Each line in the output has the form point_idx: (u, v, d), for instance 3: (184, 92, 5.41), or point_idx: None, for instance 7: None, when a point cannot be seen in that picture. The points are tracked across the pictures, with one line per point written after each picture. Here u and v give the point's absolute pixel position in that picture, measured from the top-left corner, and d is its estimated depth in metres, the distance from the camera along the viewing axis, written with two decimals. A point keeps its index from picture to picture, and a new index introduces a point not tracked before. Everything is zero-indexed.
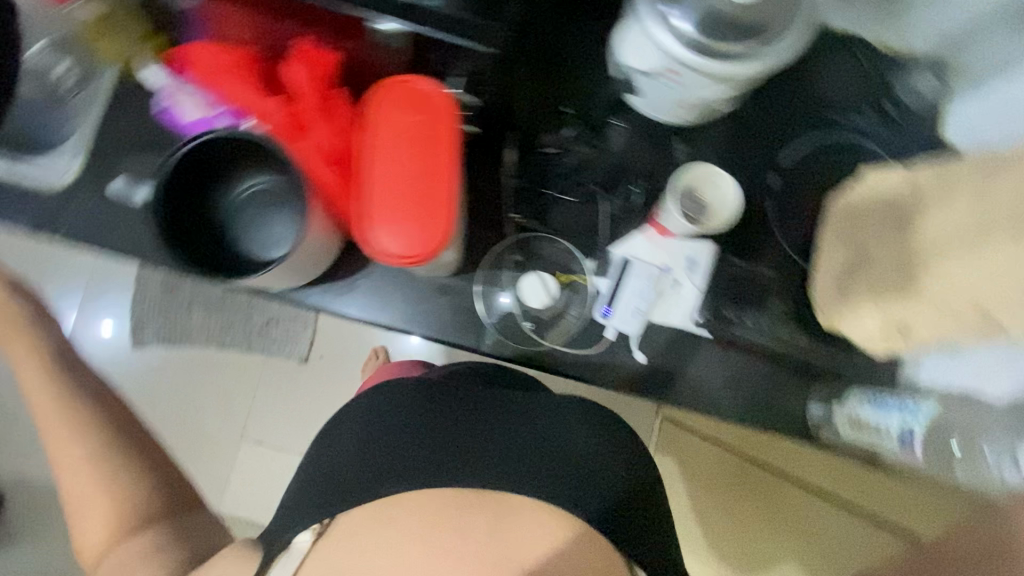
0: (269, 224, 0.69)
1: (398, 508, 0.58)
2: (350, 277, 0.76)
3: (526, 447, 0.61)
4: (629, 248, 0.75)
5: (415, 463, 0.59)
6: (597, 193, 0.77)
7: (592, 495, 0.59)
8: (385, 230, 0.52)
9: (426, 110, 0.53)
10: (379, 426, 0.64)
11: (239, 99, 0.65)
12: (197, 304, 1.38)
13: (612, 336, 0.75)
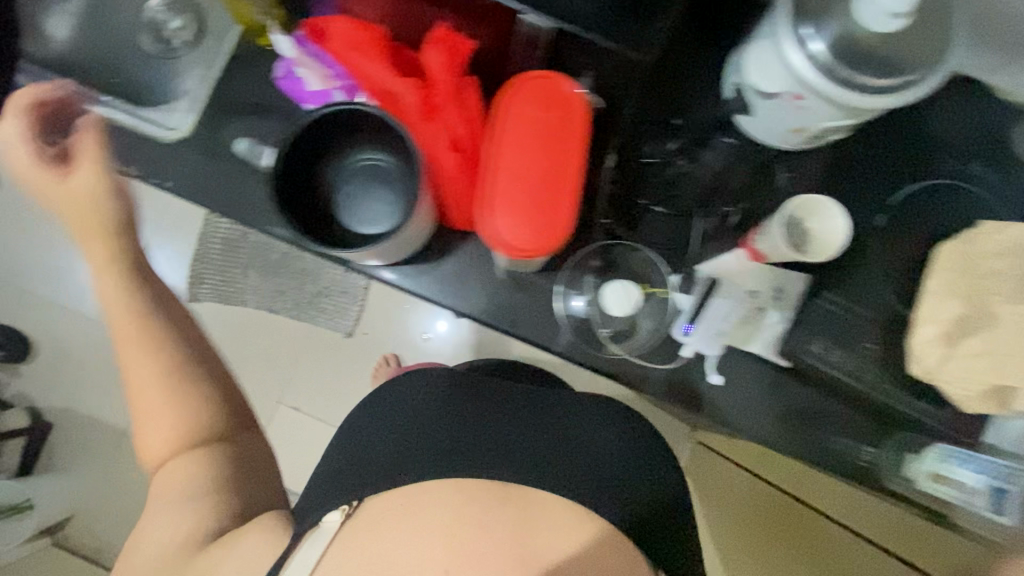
0: (372, 204, 0.71)
1: (434, 492, 0.63)
2: (434, 260, 0.78)
3: (547, 447, 0.68)
4: (717, 268, 0.73)
5: (443, 449, 0.68)
6: (692, 209, 0.76)
7: (605, 492, 0.67)
8: (502, 222, 0.53)
9: (561, 113, 0.54)
10: (413, 414, 0.74)
11: (370, 77, 0.68)
12: (255, 266, 1.43)
13: (689, 355, 0.74)
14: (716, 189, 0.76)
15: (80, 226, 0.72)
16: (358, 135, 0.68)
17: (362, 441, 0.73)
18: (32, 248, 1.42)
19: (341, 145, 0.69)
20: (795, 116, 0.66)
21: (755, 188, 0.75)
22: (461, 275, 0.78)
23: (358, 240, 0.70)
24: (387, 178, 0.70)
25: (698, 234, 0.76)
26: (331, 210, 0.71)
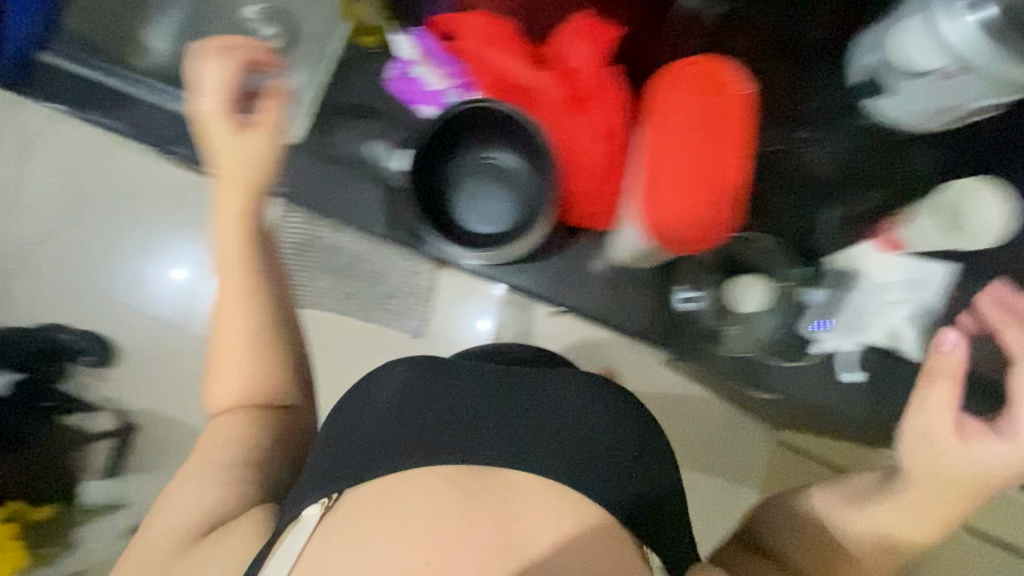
0: (494, 203, 0.69)
1: (406, 483, 0.54)
2: (552, 262, 0.77)
3: (554, 438, 0.57)
4: (850, 259, 0.69)
5: (418, 434, 0.57)
6: (824, 198, 0.72)
7: (599, 476, 0.56)
8: (657, 215, 0.53)
9: (719, 101, 0.52)
10: (372, 408, 0.61)
11: (505, 69, 0.68)
12: (321, 269, 1.34)
13: (822, 351, 0.70)
14: (846, 176, 0.71)
15: (225, 180, 0.66)
16: (494, 130, 0.67)
17: (353, 423, 0.60)
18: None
19: (477, 138, 0.68)
20: (946, 95, 0.60)
21: (892, 173, 0.70)
22: (573, 274, 0.77)
23: (474, 236, 0.69)
24: (516, 179, 0.69)
25: (826, 225, 0.71)
26: (452, 203, 0.69)
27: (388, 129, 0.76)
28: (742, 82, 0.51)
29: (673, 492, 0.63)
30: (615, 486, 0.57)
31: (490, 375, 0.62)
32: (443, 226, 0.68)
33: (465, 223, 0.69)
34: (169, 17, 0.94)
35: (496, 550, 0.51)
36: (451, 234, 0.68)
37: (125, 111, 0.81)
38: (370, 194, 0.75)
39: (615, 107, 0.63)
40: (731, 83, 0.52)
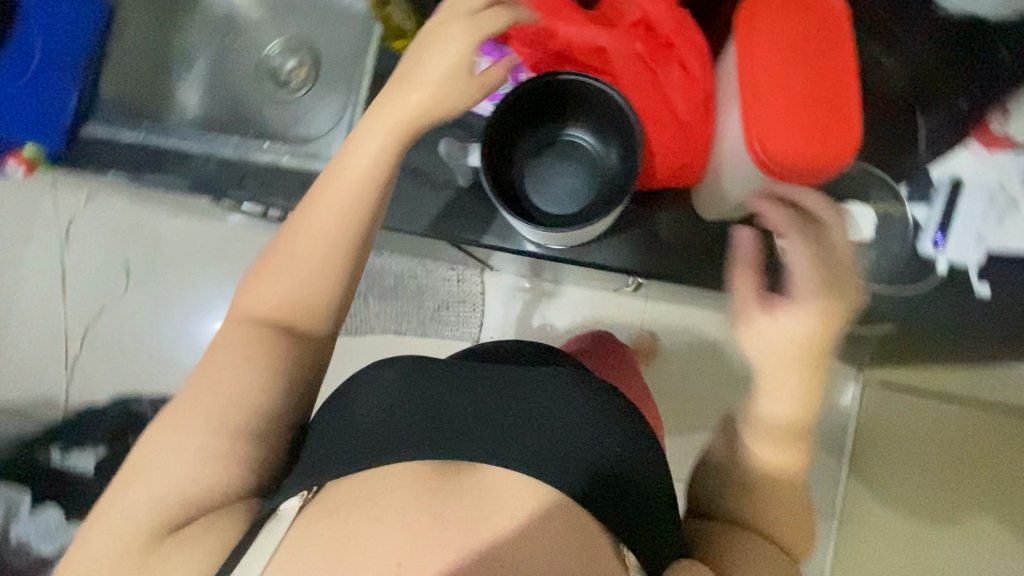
0: (568, 184, 0.67)
1: (388, 475, 0.45)
2: (626, 230, 0.71)
3: (548, 440, 0.46)
4: (953, 167, 0.66)
5: (406, 431, 0.47)
6: (914, 110, 0.68)
7: (592, 479, 0.46)
8: (781, 149, 0.50)
9: (821, 26, 0.51)
10: (363, 410, 0.49)
11: (573, 34, 0.62)
12: (371, 293, 1.35)
13: (944, 269, 0.66)
14: (932, 79, 0.67)
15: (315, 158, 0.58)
16: (574, 107, 0.65)
17: (341, 420, 0.50)
18: (165, 318, 1.42)
19: (555, 116, 0.66)
20: None
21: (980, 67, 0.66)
22: (664, 242, 0.70)
23: (543, 215, 0.66)
24: (596, 161, 0.67)
25: (920, 132, 0.68)
26: (523, 183, 0.67)
27: (445, 130, 0.74)
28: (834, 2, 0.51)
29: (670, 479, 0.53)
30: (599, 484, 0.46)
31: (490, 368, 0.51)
32: (513, 204, 0.65)
33: (534, 202, 0.66)
34: (195, 66, 0.97)
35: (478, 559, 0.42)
36: (519, 212, 0.65)
37: (179, 165, 0.81)
38: (438, 198, 0.73)
39: (700, 52, 0.61)
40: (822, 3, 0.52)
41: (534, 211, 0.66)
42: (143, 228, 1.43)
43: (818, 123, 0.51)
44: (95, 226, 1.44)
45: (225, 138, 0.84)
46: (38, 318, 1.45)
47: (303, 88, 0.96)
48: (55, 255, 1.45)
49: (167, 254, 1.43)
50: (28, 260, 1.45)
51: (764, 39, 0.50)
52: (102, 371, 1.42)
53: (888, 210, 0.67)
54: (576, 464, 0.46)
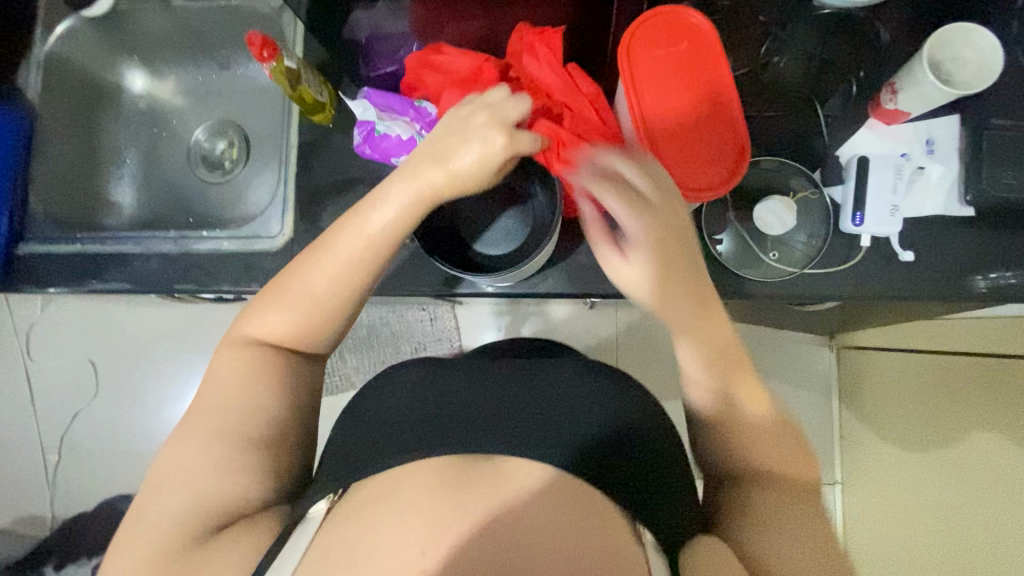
0: (504, 231, 0.69)
1: (402, 475, 0.48)
2: (571, 257, 0.73)
3: (536, 416, 0.54)
4: (856, 146, 0.70)
5: (423, 427, 0.53)
6: (812, 97, 0.71)
7: (578, 447, 0.51)
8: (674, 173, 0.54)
9: (699, 45, 0.54)
10: (393, 412, 0.57)
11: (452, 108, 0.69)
12: (347, 349, 1.35)
13: (870, 243, 0.69)
14: (822, 65, 0.71)
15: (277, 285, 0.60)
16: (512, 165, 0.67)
17: (353, 449, 0.55)
18: (143, 414, 1.39)
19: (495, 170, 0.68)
20: None
21: (862, 50, 0.70)
22: (604, 261, 0.72)
23: (481, 261, 0.68)
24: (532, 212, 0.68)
25: (822, 121, 0.71)
26: (465, 231, 0.69)
27: None
28: (706, 22, 0.52)
29: (659, 457, 0.58)
30: (596, 460, 0.51)
31: (479, 373, 0.60)
32: (449, 253, 0.68)
33: (474, 248, 0.69)
34: (127, 167, 0.97)
35: (492, 534, 0.43)
36: (457, 261, 0.68)
37: (122, 269, 0.81)
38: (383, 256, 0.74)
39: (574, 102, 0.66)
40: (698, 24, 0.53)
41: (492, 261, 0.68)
42: (107, 326, 1.41)
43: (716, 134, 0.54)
44: (57, 334, 1.41)
45: (162, 235, 0.82)
46: (14, 437, 1.41)
47: (238, 167, 0.97)
48: (20, 370, 1.42)
49: (135, 348, 1.40)
50: None
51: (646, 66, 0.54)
52: (89, 480, 1.39)
53: (806, 195, 0.71)
54: (563, 433, 0.52)
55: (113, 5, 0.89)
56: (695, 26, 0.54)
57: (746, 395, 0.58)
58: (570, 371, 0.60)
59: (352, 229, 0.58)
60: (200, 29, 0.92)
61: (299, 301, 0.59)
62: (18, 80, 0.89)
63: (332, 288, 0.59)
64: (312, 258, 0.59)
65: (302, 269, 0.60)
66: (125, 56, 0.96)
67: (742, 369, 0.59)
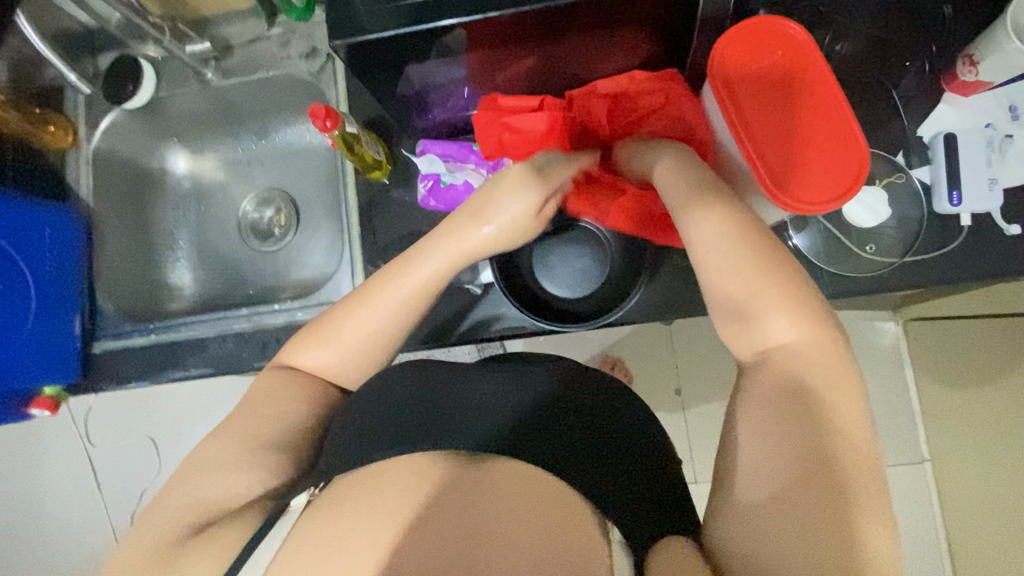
0: (579, 273, 0.70)
1: (390, 470, 0.47)
2: (652, 282, 0.70)
3: (529, 423, 0.53)
4: (936, 124, 0.68)
5: (421, 422, 0.52)
6: (883, 81, 0.69)
7: (568, 457, 0.51)
8: (799, 182, 0.55)
9: (793, 60, 0.57)
10: (377, 411, 0.55)
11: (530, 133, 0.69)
12: None
13: (969, 221, 0.66)
14: (890, 47, 0.68)
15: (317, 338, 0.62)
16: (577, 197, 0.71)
17: (339, 438, 0.54)
18: None
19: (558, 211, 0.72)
20: None
21: (930, 27, 0.68)
22: (691, 280, 0.69)
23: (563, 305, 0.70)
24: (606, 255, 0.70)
25: (897, 103, 0.69)
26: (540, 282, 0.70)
27: None
28: (801, 32, 0.55)
29: (654, 468, 0.59)
30: (574, 454, 0.52)
31: (457, 375, 0.60)
32: (526, 303, 0.68)
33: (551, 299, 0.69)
34: (180, 248, 0.97)
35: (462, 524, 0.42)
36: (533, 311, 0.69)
37: (198, 353, 0.80)
38: (459, 309, 0.73)
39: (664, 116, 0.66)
40: (789, 35, 0.57)
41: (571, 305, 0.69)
42: (163, 402, 1.39)
43: (823, 143, 0.56)
44: (114, 415, 1.40)
45: (233, 313, 0.82)
46: (83, 520, 1.41)
47: (289, 234, 0.96)
48: (81, 454, 1.41)
49: (193, 421, 1.39)
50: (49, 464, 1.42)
51: (739, 82, 0.57)
52: None
53: (890, 181, 0.68)
54: (558, 442, 0.52)
55: (153, 92, 0.88)
56: (787, 37, 0.57)
57: (810, 379, 0.47)
58: (551, 370, 0.60)
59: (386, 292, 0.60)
60: (238, 105, 0.91)
61: (330, 349, 0.62)
62: (68, 180, 0.89)
63: (365, 326, 0.60)
64: (361, 303, 0.61)
65: (344, 323, 0.61)
66: (167, 139, 0.95)
67: (768, 302, 0.50)
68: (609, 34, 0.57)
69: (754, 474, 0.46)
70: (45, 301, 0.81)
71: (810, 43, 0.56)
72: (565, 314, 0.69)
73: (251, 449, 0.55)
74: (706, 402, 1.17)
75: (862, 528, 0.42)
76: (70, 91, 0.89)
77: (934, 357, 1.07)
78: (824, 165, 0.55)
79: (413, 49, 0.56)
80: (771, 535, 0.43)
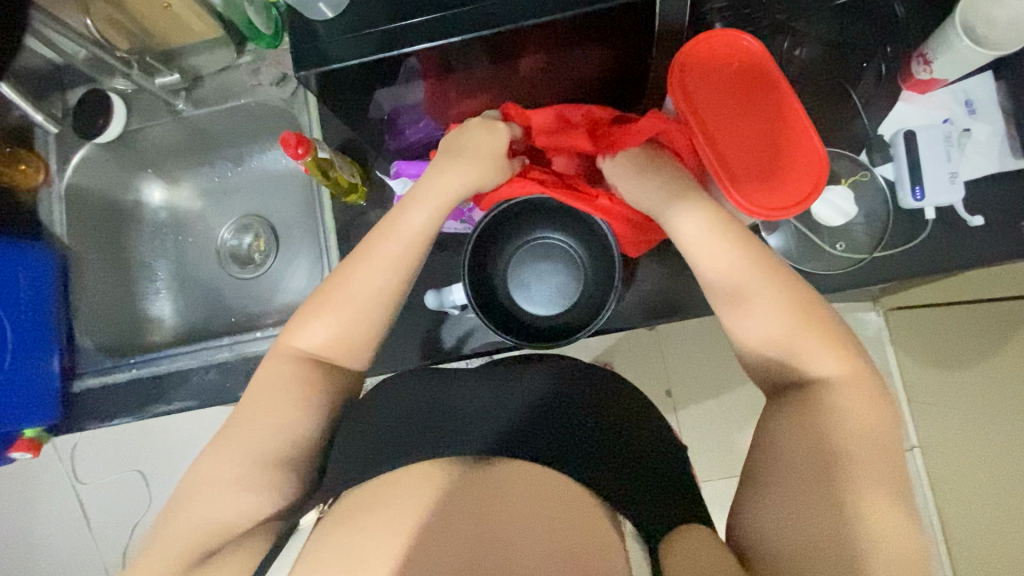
0: (552, 291, 0.69)
1: (392, 484, 0.51)
2: (633, 290, 0.71)
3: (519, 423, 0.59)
4: (896, 121, 0.70)
5: (420, 432, 0.58)
6: (843, 82, 0.71)
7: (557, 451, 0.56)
8: (763, 189, 0.57)
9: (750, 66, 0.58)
10: (383, 420, 0.61)
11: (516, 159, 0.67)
12: None
13: (934, 214, 0.67)
14: (846, 50, 0.70)
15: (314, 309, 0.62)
16: (551, 213, 0.69)
17: (352, 443, 0.59)
18: None
19: (530, 228, 0.70)
20: None
21: (884, 28, 0.70)
22: (671, 286, 0.70)
23: (536, 323, 0.68)
24: (580, 272, 0.69)
25: (857, 104, 0.71)
26: (512, 300, 0.69)
27: (434, 257, 0.75)
28: (756, 43, 0.57)
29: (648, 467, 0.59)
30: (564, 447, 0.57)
31: (453, 380, 0.65)
32: (502, 324, 0.67)
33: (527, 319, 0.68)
34: (161, 279, 0.97)
35: (476, 534, 0.45)
36: (509, 329, 0.67)
37: (183, 387, 0.80)
38: (443, 328, 0.74)
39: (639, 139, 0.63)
40: (743, 45, 0.58)
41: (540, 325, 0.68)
42: (153, 436, 1.37)
43: (788, 147, 0.58)
44: (103, 454, 1.38)
45: (215, 343, 0.81)
46: (76, 562, 1.38)
47: (269, 259, 0.96)
48: (72, 496, 1.38)
49: (184, 454, 1.36)
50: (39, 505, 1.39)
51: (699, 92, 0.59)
52: None
53: (856, 178, 0.71)
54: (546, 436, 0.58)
55: (124, 126, 0.88)
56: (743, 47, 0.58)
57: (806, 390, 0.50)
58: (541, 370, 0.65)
59: (366, 288, 0.61)
60: (212, 134, 0.91)
61: (339, 315, 0.61)
62: (41, 218, 0.88)
63: (347, 339, 0.61)
64: (344, 274, 0.61)
65: (324, 319, 0.61)
66: (141, 172, 0.95)
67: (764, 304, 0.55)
68: (586, 41, 0.55)
69: (776, 464, 0.50)
70: (21, 342, 0.80)
71: (762, 52, 0.58)
72: (540, 333, 0.68)
73: (241, 484, 0.54)
74: (697, 403, 1.18)
75: (867, 501, 0.45)
76: (40, 129, 0.88)
77: (918, 344, 1.09)
78: (787, 171, 0.58)
79: (378, 75, 0.57)
80: (784, 515, 0.47)
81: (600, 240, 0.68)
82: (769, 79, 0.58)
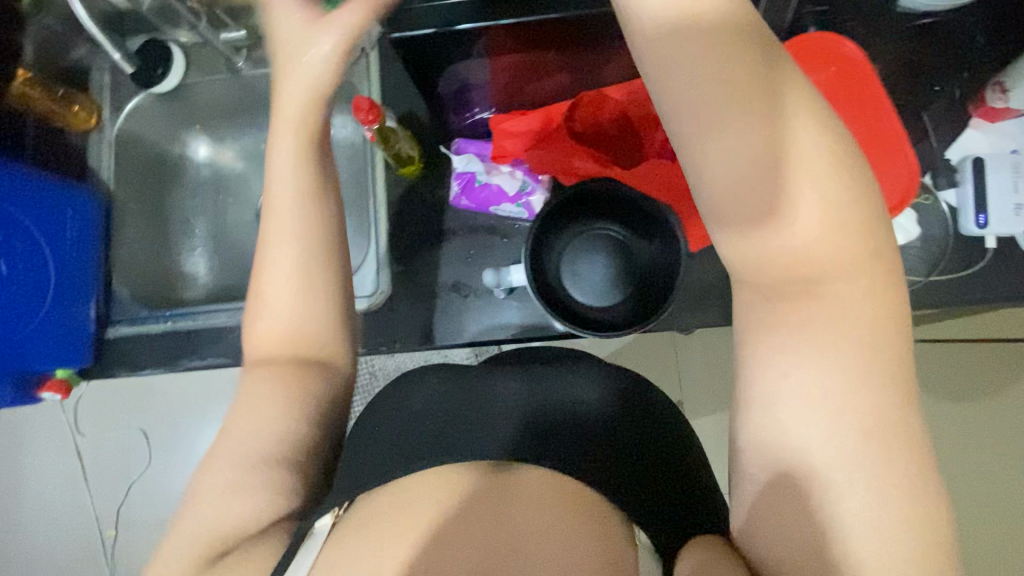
0: (603, 282, 0.69)
1: (410, 489, 0.49)
2: (685, 290, 0.70)
3: (548, 431, 0.53)
4: (964, 146, 0.70)
5: (426, 436, 0.54)
6: (916, 102, 0.71)
7: (586, 469, 0.51)
8: None
9: (824, 83, 0.62)
10: (399, 412, 0.57)
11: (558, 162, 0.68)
12: None
13: (994, 244, 0.67)
14: (923, 71, 0.70)
15: None
16: (609, 206, 0.68)
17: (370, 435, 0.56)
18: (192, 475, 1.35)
19: (589, 217, 0.69)
20: None
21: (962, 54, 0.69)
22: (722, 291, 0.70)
23: (591, 315, 0.68)
24: (633, 264, 0.69)
25: (926, 126, 0.71)
26: (564, 293, 0.69)
27: (479, 238, 0.74)
28: (856, 48, 0.60)
29: (683, 475, 0.57)
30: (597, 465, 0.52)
31: (477, 374, 0.60)
32: (557, 309, 0.67)
33: (580, 308, 0.68)
34: (198, 237, 0.95)
35: (484, 542, 0.45)
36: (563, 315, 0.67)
37: (216, 343, 0.79)
38: (488, 309, 0.73)
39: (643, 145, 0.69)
40: (841, 51, 0.61)
41: (594, 316, 0.67)
42: (160, 394, 1.36)
43: (877, 151, 0.61)
44: (109, 406, 1.37)
45: None
46: (68, 508, 1.37)
47: None
48: (71, 443, 1.38)
49: (190, 415, 1.35)
50: (39, 447, 1.38)
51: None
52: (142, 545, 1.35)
53: (918, 202, 0.70)
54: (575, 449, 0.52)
55: (181, 79, 0.88)
56: (843, 55, 0.61)
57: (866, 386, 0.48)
58: (580, 370, 0.59)
59: None
60: (264, 94, 0.90)
61: None
62: (90, 163, 0.87)
63: None
64: None
65: None
66: (188, 126, 0.94)
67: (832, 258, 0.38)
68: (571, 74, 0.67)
69: None
70: (62, 281, 0.80)
71: (863, 58, 0.61)
72: (593, 323, 0.67)
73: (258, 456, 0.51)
74: (708, 412, 1.17)
75: None
76: (96, 72, 0.88)
77: None
78: (883, 177, 0.61)
79: (451, 42, 0.58)
80: None
81: (658, 237, 0.66)
82: (864, 83, 0.61)
